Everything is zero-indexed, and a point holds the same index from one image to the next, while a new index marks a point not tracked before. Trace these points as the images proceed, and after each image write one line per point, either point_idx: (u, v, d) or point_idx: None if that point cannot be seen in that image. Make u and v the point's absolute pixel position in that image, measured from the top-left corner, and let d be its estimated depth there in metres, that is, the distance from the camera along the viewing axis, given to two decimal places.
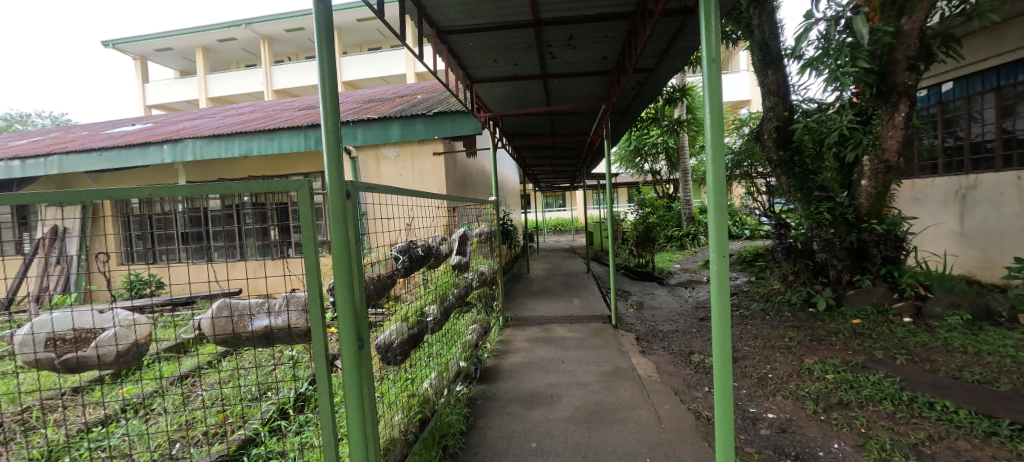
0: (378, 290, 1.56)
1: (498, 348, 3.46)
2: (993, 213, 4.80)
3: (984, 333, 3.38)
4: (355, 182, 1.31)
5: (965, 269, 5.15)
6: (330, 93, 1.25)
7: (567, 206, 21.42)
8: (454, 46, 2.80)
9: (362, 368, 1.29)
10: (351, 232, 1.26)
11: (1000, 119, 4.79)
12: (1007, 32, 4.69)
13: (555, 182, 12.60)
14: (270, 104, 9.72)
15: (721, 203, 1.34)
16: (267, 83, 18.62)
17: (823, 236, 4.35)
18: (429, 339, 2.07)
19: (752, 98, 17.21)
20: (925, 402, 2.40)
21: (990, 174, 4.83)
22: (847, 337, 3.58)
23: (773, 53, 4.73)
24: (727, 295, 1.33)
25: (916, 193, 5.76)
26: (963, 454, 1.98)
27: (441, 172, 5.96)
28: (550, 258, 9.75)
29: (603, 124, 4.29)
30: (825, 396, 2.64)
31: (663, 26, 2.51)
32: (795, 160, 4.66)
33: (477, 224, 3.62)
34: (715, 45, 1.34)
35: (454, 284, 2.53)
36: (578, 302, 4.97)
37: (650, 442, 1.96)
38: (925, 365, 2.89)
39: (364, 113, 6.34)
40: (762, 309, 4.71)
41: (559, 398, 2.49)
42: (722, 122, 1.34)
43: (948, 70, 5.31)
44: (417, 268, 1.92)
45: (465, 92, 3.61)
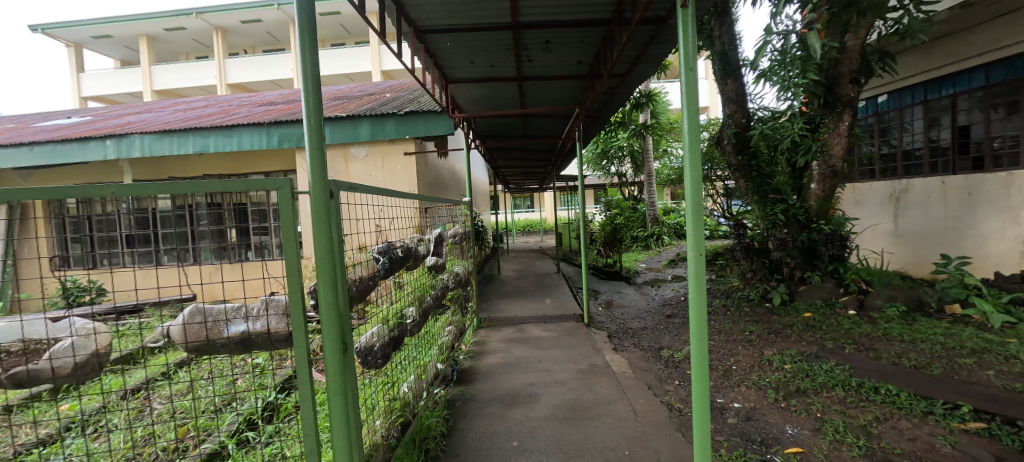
0: (360, 292, 1.51)
1: (474, 349, 3.43)
2: (923, 214, 5.29)
3: (917, 323, 3.72)
4: (338, 181, 1.26)
5: (899, 265, 5.65)
6: (313, 90, 1.19)
7: (535, 208, 21.63)
8: (431, 45, 2.77)
9: (348, 371, 1.25)
10: (334, 233, 1.21)
11: (927, 129, 5.32)
12: (935, 50, 5.16)
13: (525, 183, 12.53)
14: (225, 98, 9.19)
15: (698, 206, 1.41)
16: (220, 78, 17.53)
17: (777, 235, 4.71)
18: (407, 342, 2.01)
19: (710, 105, 17.96)
20: (871, 386, 2.61)
21: (919, 179, 5.34)
22: (801, 329, 3.84)
23: (732, 63, 5.02)
24: (704, 291, 1.40)
25: (857, 196, 6.24)
26: (905, 432, 2.17)
27: (412, 172, 5.81)
28: (521, 259, 9.80)
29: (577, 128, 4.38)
30: (784, 385, 2.82)
31: (638, 34, 2.60)
32: (752, 165, 4.99)
33: (451, 224, 3.57)
34: (692, 53, 1.40)
35: (430, 285, 2.48)
36: (550, 302, 5.02)
37: (629, 435, 2.02)
38: (870, 353, 3.14)
39: (332, 111, 6.15)
40: (724, 305, 5.00)
41: (538, 397, 2.51)
42: (698, 128, 1.41)
43: (887, 83, 5.78)
44: (395, 270, 1.87)
45: (439, 93, 3.58)
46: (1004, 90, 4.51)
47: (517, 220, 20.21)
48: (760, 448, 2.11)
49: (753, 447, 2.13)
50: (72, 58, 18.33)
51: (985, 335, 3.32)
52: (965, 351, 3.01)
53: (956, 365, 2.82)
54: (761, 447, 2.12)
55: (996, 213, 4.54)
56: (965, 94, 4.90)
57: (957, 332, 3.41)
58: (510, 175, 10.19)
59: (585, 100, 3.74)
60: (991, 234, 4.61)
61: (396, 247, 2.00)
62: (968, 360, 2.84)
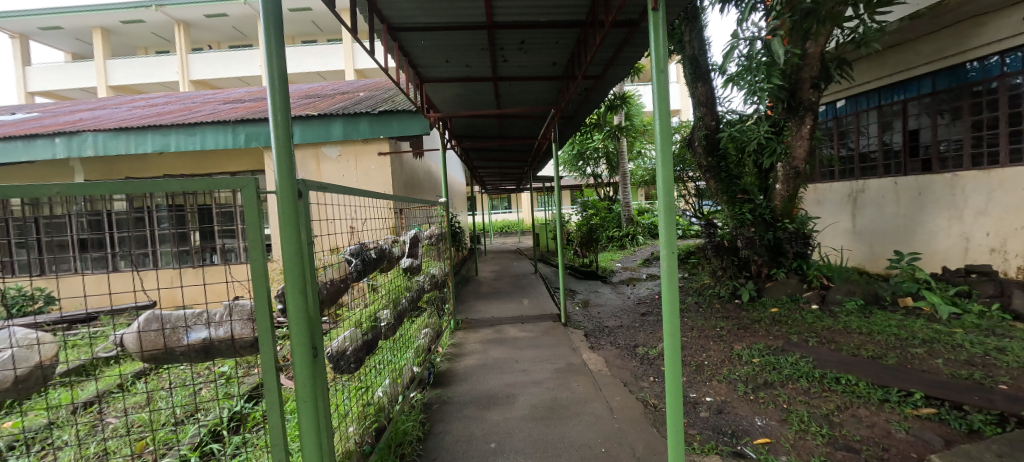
0: (331, 295, 1.45)
1: (451, 351, 3.39)
2: (878, 213, 5.62)
3: (874, 315, 3.95)
4: (307, 180, 1.21)
5: (857, 262, 5.98)
6: (280, 87, 1.14)
7: (512, 209, 21.69)
8: (405, 43, 2.72)
9: (318, 378, 1.20)
10: (303, 234, 1.16)
11: (881, 133, 5.65)
12: (887, 59, 5.49)
13: (502, 184, 12.55)
14: (188, 95, 8.75)
15: (669, 205, 1.44)
16: (183, 74, 16.71)
17: (745, 234, 4.91)
18: (381, 345, 1.97)
19: (682, 108, 18.40)
20: (832, 377, 2.74)
21: (875, 180, 5.66)
22: (768, 324, 4.00)
23: (702, 68, 5.20)
24: (676, 288, 1.44)
25: (818, 196, 6.56)
26: (863, 420, 2.29)
27: (387, 173, 5.70)
28: (499, 260, 9.79)
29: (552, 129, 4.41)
30: (753, 378, 2.92)
31: (611, 36, 2.64)
32: (721, 166, 5.17)
33: (427, 225, 3.51)
34: (663, 55, 1.43)
35: (405, 288, 2.44)
36: (527, 303, 5.03)
37: (605, 433, 2.04)
38: (831, 345, 3.30)
39: (302, 109, 5.96)
40: (696, 302, 5.15)
41: (515, 397, 2.50)
42: (669, 129, 1.44)
43: (845, 89, 6.11)
44: (369, 272, 1.82)
45: (414, 92, 3.53)
46: (948, 97, 4.86)
47: (495, 221, 20.21)
48: (730, 440, 2.18)
49: (724, 439, 2.20)
50: (16, 50, 17.06)
51: (934, 326, 3.55)
52: (916, 341, 3.22)
53: (908, 354, 3.00)
54: (731, 439, 2.19)
55: (943, 211, 4.88)
56: (914, 101, 5.24)
57: (908, 323, 3.63)
58: (487, 176, 10.19)
59: (560, 101, 3.77)
60: (939, 232, 4.94)
61: (369, 248, 1.94)
62: (919, 350, 3.03)
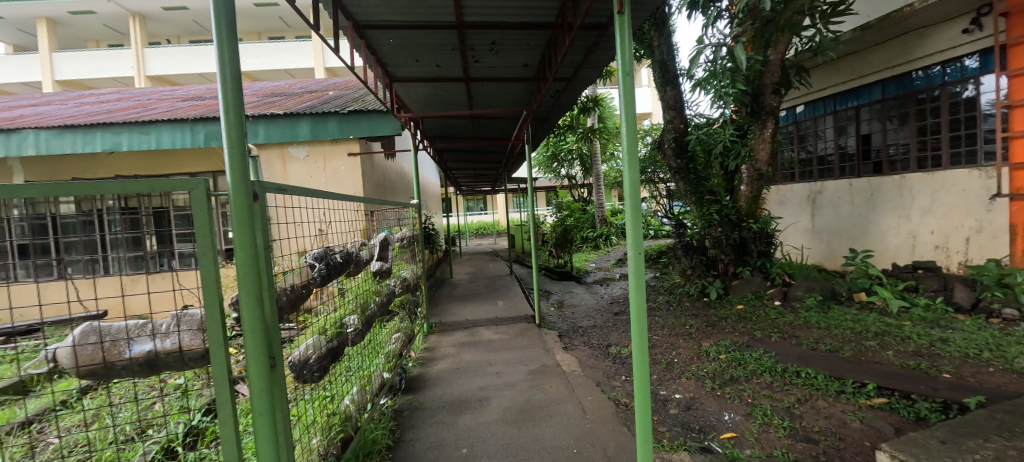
0: (291, 301, 1.39)
1: (423, 356, 3.33)
2: (834, 213, 5.93)
3: (831, 310, 4.16)
4: (263, 182, 1.15)
5: (816, 259, 6.29)
6: (232, 79, 1.04)
7: (488, 210, 21.64)
8: (373, 41, 2.67)
9: (276, 389, 1.15)
10: (259, 238, 1.11)
11: (837, 137, 5.97)
12: (841, 67, 5.80)
13: (477, 185, 12.50)
14: (142, 92, 8.27)
15: (636, 206, 1.46)
16: (138, 69, 15.80)
17: (712, 234, 5.08)
18: (349, 352, 1.91)
19: (652, 111, 18.78)
20: (793, 371, 2.85)
21: (831, 181, 5.97)
22: (734, 321, 4.13)
23: (670, 72, 5.34)
24: (643, 288, 1.46)
25: (781, 197, 6.87)
26: (822, 411, 2.39)
27: (357, 174, 5.51)
28: (474, 261, 9.73)
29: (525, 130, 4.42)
30: (720, 374, 3.01)
31: (581, 39, 2.68)
32: (690, 168, 5.31)
33: (399, 227, 3.44)
34: (629, 59, 1.45)
35: (375, 292, 2.37)
36: (502, 305, 5.01)
37: (577, 433, 2.05)
38: (792, 340, 3.45)
39: (268, 108, 5.75)
40: (667, 301, 5.29)
41: (488, 401, 2.48)
42: (636, 131, 1.46)
43: (803, 95, 6.41)
44: (335, 277, 1.75)
45: (384, 91, 3.45)
46: (896, 103, 5.19)
47: (470, 223, 20.11)
48: (697, 436, 2.23)
49: (692, 435, 2.26)
50: None
51: (885, 319, 3.76)
52: (869, 334, 3.40)
53: (862, 347, 3.17)
54: (698, 435, 2.24)
55: (893, 211, 5.21)
56: (866, 107, 5.56)
57: (862, 317, 3.84)
58: (462, 177, 10.13)
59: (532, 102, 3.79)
60: (889, 230, 5.27)
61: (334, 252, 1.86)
62: (872, 343, 3.20)
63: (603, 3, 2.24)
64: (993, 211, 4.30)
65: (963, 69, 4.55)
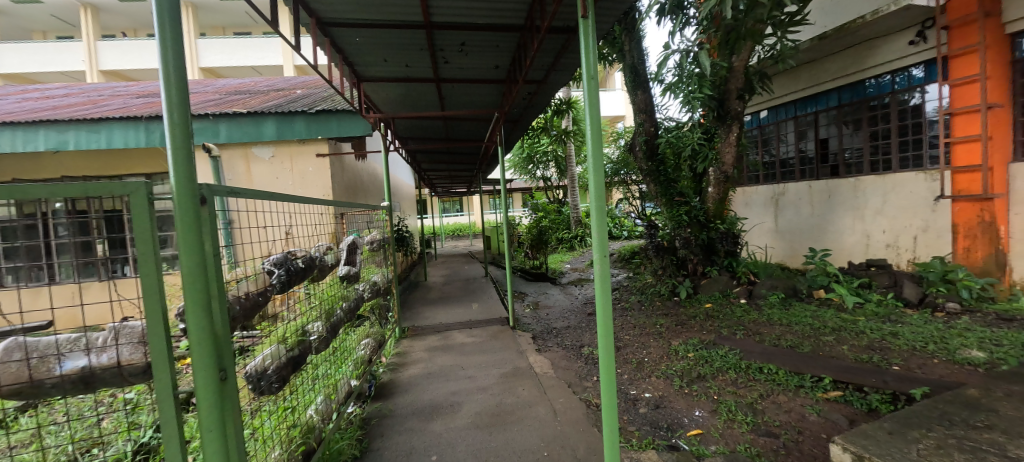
0: (246, 309, 1.34)
1: (395, 361, 3.27)
2: (796, 213, 6.20)
3: (792, 307, 4.35)
4: (212, 185, 1.09)
5: (779, 258, 6.56)
6: (176, 78, 0.98)
7: (464, 212, 21.53)
8: (338, 39, 2.61)
9: (226, 404, 1.09)
10: (207, 246, 1.06)
11: (797, 141, 6.24)
12: (801, 74, 6.07)
13: (453, 187, 12.40)
14: (93, 87, 7.79)
15: (600, 209, 1.48)
16: (91, 63, 14.88)
17: (682, 235, 5.22)
18: (312, 361, 1.85)
19: (626, 114, 18.98)
20: (756, 367, 2.96)
21: (793, 183, 6.25)
22: (702, 319, 4.25)
23: (641, 76, 5.44)
24: (608, 290, 1.47)
25: (746, 199, 7.13)
26: (782, 406, 2.49)
27: (325, 175, 5.34)
28: (449, 264, 9.64)
29: (498, 132, 4.41)
30: (688, 372, 3.09)
31: (550, 42, 2.69)
32: (660, 170, 5.44)
33: (369, 230, 3.36)
34: (593, 63, 1.46)
35: (342, 297, 2.31)
36: (477, 307, 4.98)
37: (548, 436, 2.06)
38: (755, 337, 3.58)
39: (231, 106, 5.53)
40: (639, 301, 5.40)
41: (460, 406, 2.45)
42: (600, 134, 1.48)
43: (767, 100, 6.68)
44: (297, 283, 1.69)
45: (352, 91, 3.38)
46: (851, 109, 5.48)
47: (446, 225, 19.95)
48: (666, 434, 2.28)
49: (660, 433, 2.30)
50: None
51: (840, 315, 3.95)
52: (826, 329, 3.57)
53: (820, 343, 3.32)
54: (667, 433, 2.29)
55: (848, 212, 5.49)
56: (824, 113, 5.84)
57: (820, 314, 4.03)
58: (437, 178, 10.04)
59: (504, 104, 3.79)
60: (845, 230, 5.54)
61: (295, 257, 1.80)
62: (830, 338, 3.36)
63: (569, 7, 2.26)
64: (936, 211, 4.60)
65: (910, 78, 4.86)
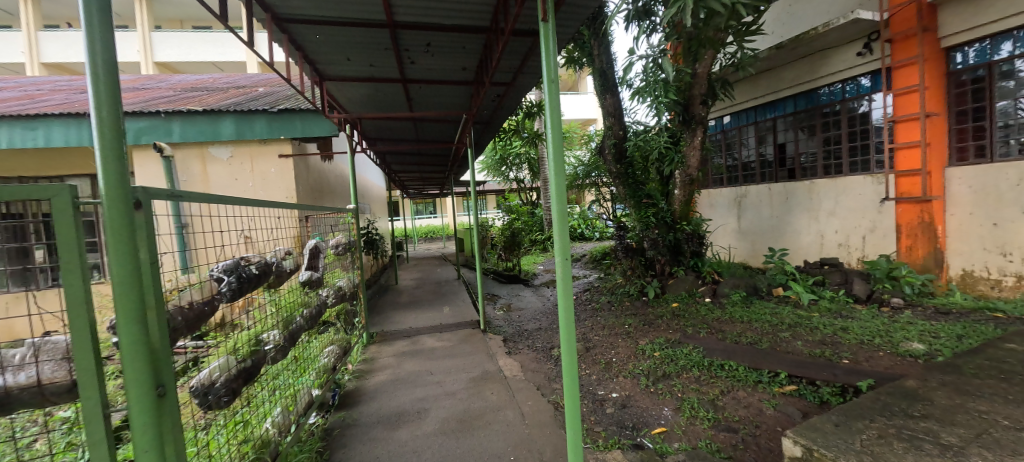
0: (190, 320, 1.26)
1: (361, 368, 3.18)
2: (757, 215, 6.47)
3: (752, 305, 4.53)
4: (148, 188, 1.03)
5: (742, 257, 6.83)
6: (106, 73, 0.92)
7: (437, 213, 21.33)
8: (297, 37, 2.53)
9: (166, 421, 1.04)
10: (142, 253, 1.01)
11: (758, 146, 6.51)
12: (760, 82, 6.32)
13: (424, 188, 12.24)
14: (31, 81, 7.21)
15: (561, 212, 1.49)
16: (30, 54, 13.80)
17: (650, 236, 5.35)
18: (268, 371, 1.78)
19: (598, 117, 19.16)
20: (718, 364, 3.06)
21: (754, 186, 6.51)
22: (668, 319, 4.36)
23: (610, 80, 5.53)
24: (570, 293, 1.50)
25: (710, 200, 7.38)
26: (741, 401, 2.58)
27: (288, 177, 5.10)
28: (421, 267, 9.50)
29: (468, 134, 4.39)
30: (654, 371, 3.15)
31: (516, 45, 2.70)
32: (628, 173, 5.55)
33: (335, 234, 3.27)
34: (554, 67, 1.48)
35: (302, 304, 2.23)
36: (448, 310, 4.92)
37: (515, 440, 2.05)
38: (718, 335, 3.70)
39: (186, 104, 5.27)
40: (609, 301, 5.50)
41: (426, 412, 2.41)
42: (560, 138, 1.49)
43: (728, 106, 6.92)
44: (249, 291, 1.62)
45: (315, 90, 3.29)
46: (806, 115, 5.78)
47: (420, 227, 19.70)
48: (631, 433, 2.32)
49: (626, 433, 2.34)
50: None
51: (796, 312, 4.15)
52: (782, 326, 3.74)
53: (776, 339, 3.46)
54: (632, 432, 2.33)
55: (804, 213, 5.77)
56: (781, 119, 6.12)
57: (777, 311, 4.22)
58: (407, 179, 9.87)
59: (473, 106, 3.77)
60: (802, 230, 5.82)
61: (248, 263, 1.73)
62: (786, 334, 3.52)
63: (532, 10, 2.28)
64: (883, 213, 4.91)
65: (858, 87, 5.18)
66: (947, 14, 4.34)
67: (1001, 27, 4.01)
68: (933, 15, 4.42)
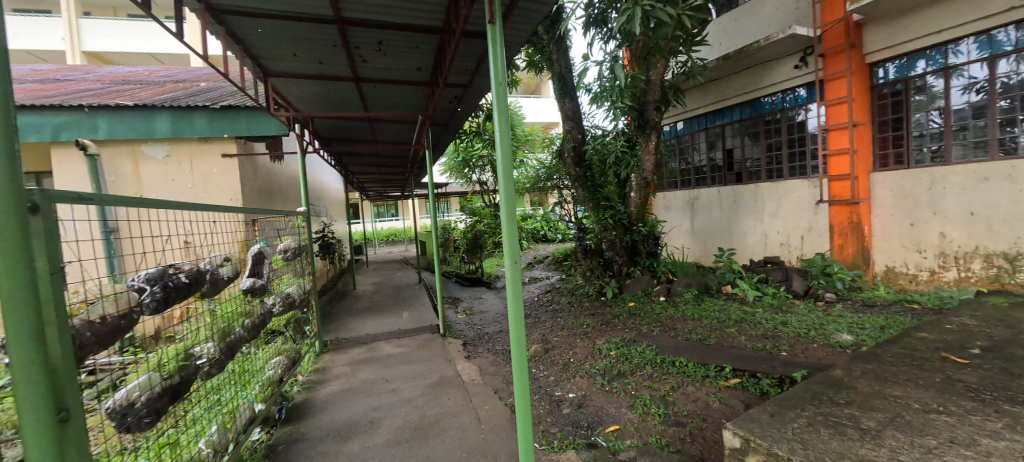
0: (102, 336, 1.15)
1: (312, 379, 3.04)
2: (708, 216, 6.82)
3: (702, 302, 4.75)
4: (49, 191, 0.95)
5: (695, 257, 7.16)
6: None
7: (399, 216, 20.91)
8: (236, 29, 2.39)
9: (68, 452, 0.95)
10: (41, 262, 0.95)
11: (709, 151, 6.85)
12: (709, 90, 6.67)
13: (385, 190, 11.94)
14: None
15: (510, 215, 1.50)
16: None
17: (608, 237, 5.50)
18: (199, 388, 1.66)
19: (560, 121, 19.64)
20: (669, 361, 3.18)
21: (706, 189, 6.85)
22: (625, 318, 4.49)
23: (568, 84, 5.63)
24: (518, 297, 1.51)
25: (666, 203, 7.70)
26: (690, 396, 2.69)
27: (232, 177, 4.82)
28: (381, 271, 9.26)
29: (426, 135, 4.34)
30: (610, 370, 3.22)
31: (470, 46, 2.69)
32: (587, 176, 5.66)
33: (285, 238, 3.12)
34: (501, 71, 1.48)
35: (242, 314, 2.11)
36: (407, 315, 4.82)
37: (469, 446, 2.04)
38: (670, 332, 3.85)
39: (116, 98, 4.84)
40: (569, 302, 5.59)
41: (379, 422, 2.34)
42: (507, 141, 1.51)
43: (682, 112, 7.25)
44: (177, 302, 1.52)
45: (260, 87, 3.14)
46: (751, 123, 6.15)
47: (380, 230, 19.23)
48: (586, 433, 2.36)
49: (581, 433, 2.38)
50: None
51: (741, 308, 4.40)
52: (729, 322, 3.94)
53: (722, 335, 3.65)
54: (587, 432, 2.37)
55: (750, 214, 6.14)
56: (729, 125, 6.48)
57: (724, 307, 4.46)
58: (366, 182, 9.59)
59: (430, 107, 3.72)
60: (748, 230, 6.19)
61: (177, 272, 1.62)
62: (732, 330, 3.72)
63: (483, 12, 2.28)
64: (818, 214, 5.30)
65: (796, 98, 5.57)
66: (870, 33, 4.76)
67: (916, 46, 4.43)
68: (858, 33, 4.84)
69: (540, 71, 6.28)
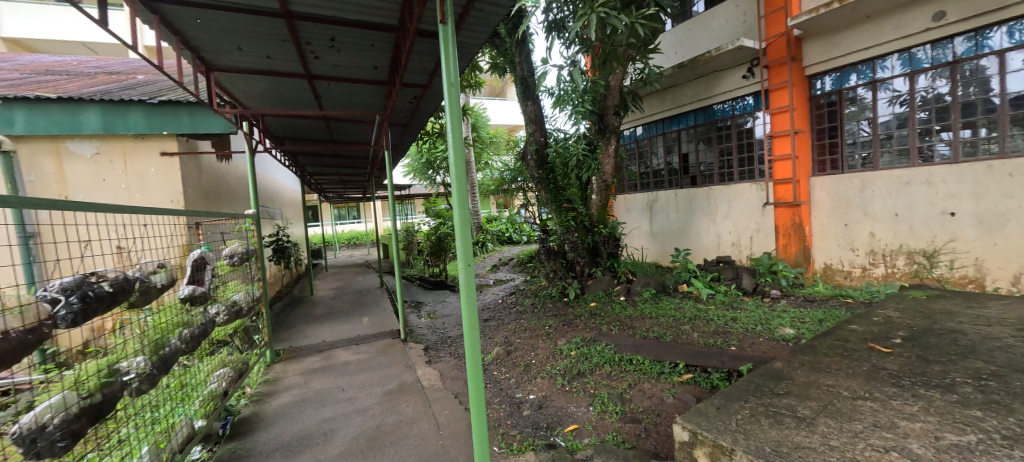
0: (6, 353, 1.04)
1: (261, 391, 2.89)
2: (666, 218, 7.08)
3: (659, 301, 4.92)
4: None
5: (653, 257, 7.42)
6: None
7: (362, 218, 20.29)
8: (172, 19, 2.24)
9: None
10: None
11: (666, 155, 7.12)
12: (666, 96, 6.93)
13: (345, 192, 11.54)
14: None
15: (462, 218, 1.49)
16: None
17: (570, 239, 5.59)
18: (127, 406, 1.55)
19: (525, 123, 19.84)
20: (627, 359, 3.26)
21: (664, 191, 7.12)
22: (586, 318, 4.57)
23: (530, 88, 5.68)
24: (471, 301, 1.50)
25: (627, 205, 7.93)
26: (646, 393, 2.78)
27: (174, 178, 4.54)
28: (342, 275, 8.94)
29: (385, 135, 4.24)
30: (570, 369, 3.27)
31: (427, 46, 2.66)
32: (550, 178, 5.73)
33: (232, 243, 2.95)
34: (454, 74, 1.48)
35: (180, 324, 1.98)
36: (367, 321, 4.67)
37: (426, 453, 2.00)
38: (628, 331, 3.96)
39: (37, 89, 4.39)
40: (532, 304, 5.62)
41: (333, 433, 2.26)
42: (459, 144, 1.50)
43: (641, 117, 7.49)
44: (98, 313, 1.41)
45: (201, 81, 2.95)
46: (705, 129, 6.44)
47: (341, 233, 18.57)
48: (546, 434, 2.38)
49: (541, 434, 2.40)
50: None
51: (694, 306, 4.60)
52: (683, 320, 4.11)
53: (676, 332, 3.79)
54: (546, 433, 2.40)
55: (704, 216, 6.45)
56: (685, 131, 6.76)
57: (679, 305, 4.64)
58: (326, 183, 9.24)
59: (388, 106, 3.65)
60: (703, 231, 6.50)
61: (100, 281, 1.49)
62: (686, 327, 3.88)
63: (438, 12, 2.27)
64: (765, 215, 5.64)
65: (745, 105, 5.90)
66: (809, 47, 5.15)
67: (846, 61, 4.84)
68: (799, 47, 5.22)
69: (503, 74, 6.30)
